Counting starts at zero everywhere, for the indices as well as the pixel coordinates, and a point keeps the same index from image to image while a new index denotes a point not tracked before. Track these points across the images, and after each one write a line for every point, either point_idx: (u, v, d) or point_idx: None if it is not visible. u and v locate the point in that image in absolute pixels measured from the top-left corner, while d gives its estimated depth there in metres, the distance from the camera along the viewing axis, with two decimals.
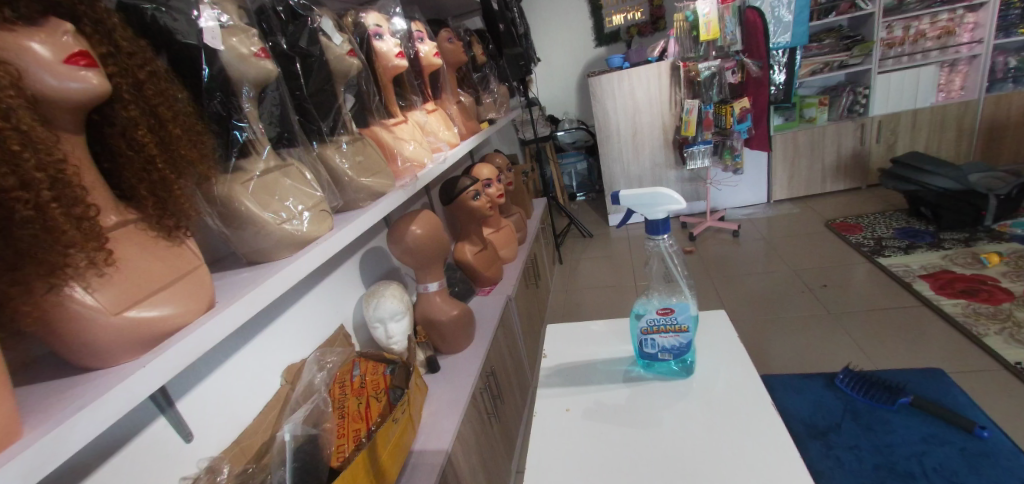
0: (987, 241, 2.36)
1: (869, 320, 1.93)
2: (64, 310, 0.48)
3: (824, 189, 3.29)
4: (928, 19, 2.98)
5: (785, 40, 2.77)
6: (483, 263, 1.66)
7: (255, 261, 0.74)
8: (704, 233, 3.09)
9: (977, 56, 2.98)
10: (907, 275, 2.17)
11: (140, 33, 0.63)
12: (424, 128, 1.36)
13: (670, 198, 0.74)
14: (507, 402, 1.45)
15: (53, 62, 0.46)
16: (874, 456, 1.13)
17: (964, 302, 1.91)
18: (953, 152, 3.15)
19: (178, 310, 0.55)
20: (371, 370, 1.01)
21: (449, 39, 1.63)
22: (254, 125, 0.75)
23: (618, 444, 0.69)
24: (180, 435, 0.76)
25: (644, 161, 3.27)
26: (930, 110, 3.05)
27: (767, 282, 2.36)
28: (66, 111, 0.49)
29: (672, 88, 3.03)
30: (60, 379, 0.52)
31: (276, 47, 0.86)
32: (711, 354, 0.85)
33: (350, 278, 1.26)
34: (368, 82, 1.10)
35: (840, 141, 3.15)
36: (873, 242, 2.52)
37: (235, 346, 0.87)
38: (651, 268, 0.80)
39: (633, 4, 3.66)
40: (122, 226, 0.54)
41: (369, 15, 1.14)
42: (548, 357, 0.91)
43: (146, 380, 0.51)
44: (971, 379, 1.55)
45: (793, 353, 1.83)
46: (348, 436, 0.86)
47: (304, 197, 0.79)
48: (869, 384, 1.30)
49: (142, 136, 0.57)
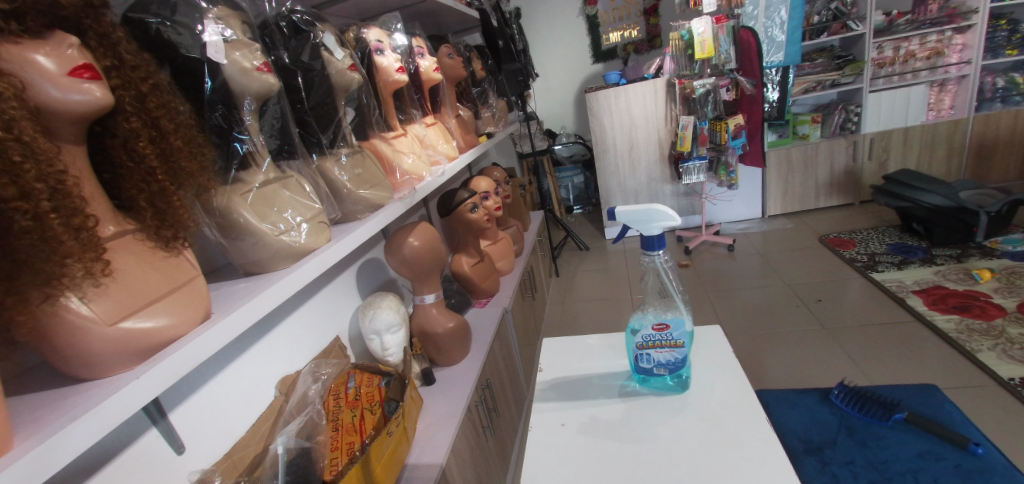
0: (979, 257, 2.38)
1: (864, 336, 1.94)
2: (60, 321, 0.48)
3: (818, 205, 3.32)
4: (917, 40, 3.03)
5: (778, 59, 2.82)
6: (480, 275, 1.66)
7: (252, 272, 0.75)
8: (699, 247, 3.11)
9: (965, 76, 3.04)
10: (900, 290, 2.19)
11: (144, 46, 0.64)
12: (423, 142, 1.37)
13: (664, 213, 0.75)
14: (502, 415, 1.45)
15: (56, 74, 0.47)
16: (870, 472, 1.13)
17: (957, 318, 1.92)
18: (944, 170, 3.20)
19: (173, 321, 0.55)
20: (365, 382, 1.01)
21: (448, 55, 1.65)
22: (254, 137, 0.76)
23: (613, 459, 0.69)
24: (171, 446, 0.75)
25: (641, 175, 3.30)
26: (921, 129, 3.11)
27: (763, 296, 2.37)
28: (68, 122, 0.49)
29: (668, 105, 3.07)
30: (53, 389, 0.52)
31: (278, 61, 0.88)
32: (706, 369, 0.85)
33: (346, 289, 1.26)
34: (369, 96, 1.12)
35: (833, 157, 3.19)
36: (866, 257, 2.54)
37: (229, 357, 0.87)
38: (647, 282, 0.81)
39: (630, 22, 3.75)
40: (120, 236, 0.55)
41: (371, 31, 1.16)
42: (543, 371, 0.91)
43: (139, 391, 0.50)
44: (964, 395, 1.55)
45: (788, 367, 1.83)
46: (341, 450, 0.86)
47: (302, 209, 0.80)
48: (864, 400, 1.30)
49: (143, 148, 0.58)
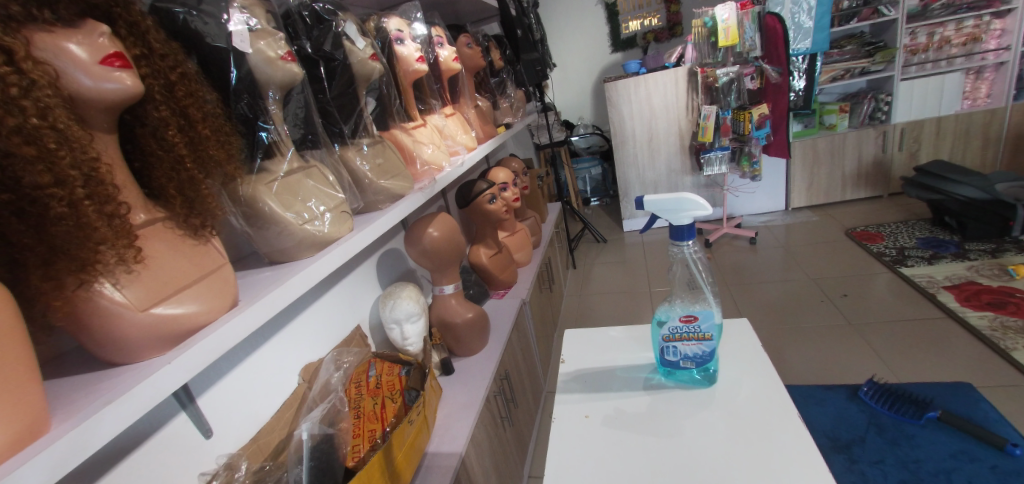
0: (1015, 252, 2.29)
1: (892, 332, 1.88)
2: (93, 305, 0.49)
3: (844, 197, 3.23)
4: (953, 25, 2.90)
5: (805, 47, 2.73)
6: (498, 266, 1.66)
7: (277, 260, 0.75)
8: (720, 241, 3.05)
9: (1004, 63, 2.91)
10: (931, 286, 2.12)
11: (171, 35, 0.65)
12: (442, 132, 1.37)
13: (695, 203, 0.72)
14: (521, 407, 1.45)
15: (89, 62, 0.48)
16: (900, 471, 1.10)
17: (991, 315, 1.86)
18: (979, 161, 3.07)
19: (203, 307, 0.56)
20: (386, 370, 1.01)
21: (467, 44, 1.64)
22: (279, 126, 0.76)
23: (637, 452, 0.68)
24: (200, 431, 0.77)
25: (660, 166, 3.24)
26: (955, 118, 2.99)
27: (786, 290, 2.33)
28: (100, 111, 0.50)
29: (689, 94, 3.00)
30: (88, 374, 0.53)
31: (300, 51, 0.88)
32: (734, 363, 0.83)
33: (367, 278, 1.26)
34: (390, 86, 1.11)
35: (861, 148, 3.09)
36: (895, 251, 2.47)
37: (254, 345, 0.88)
38: (674, 273, 0.79)
39: (650, 10, 3.67)
40: (151, 224, 0.55)
41: (391, 20, 1.15)
42: (566, 363, 0.91)
43: (170, 376, 0.51)
44: (999, 395, 1.50)
45: (813, 364, 1.79)
46: (363, 436, 0.87)
47: (326, 198, 0.80)
48: (894, 398, 1.25)
49: (173, 137, 0.59)
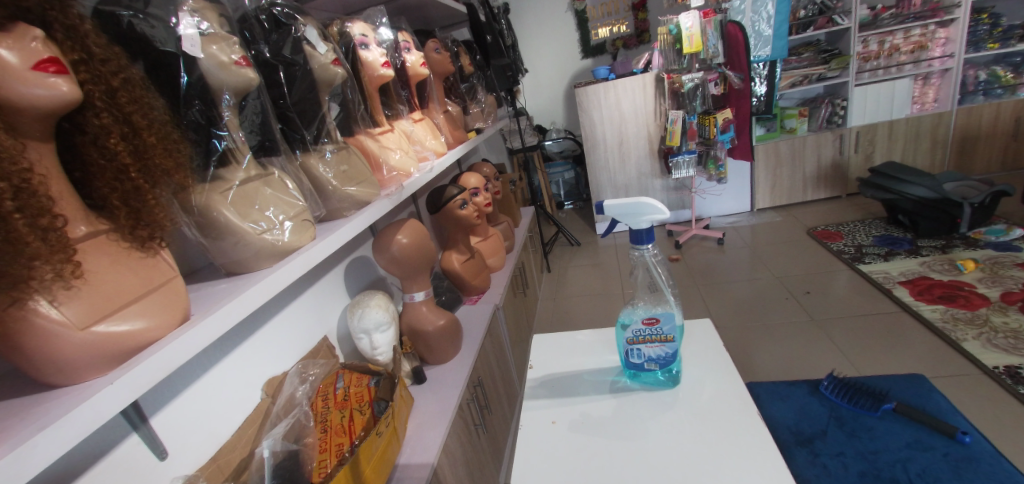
0: (963, 248, 2.42)
1: (852, 327, 1.96)
2: (28, 325, 0.46)
3: (806, 198, 3.35)
4: (902, 34, 3.06)
5: (765, 54, 2.82)
6: (471, 272, 1.65)
7: (234, 272, 0.73)
8: (690, 241, 3.12)
9: (949, 69, 3.08)
10: (887, 281, 2.22)
11: (115, 40, 0.62)
12: (410, 137, 1.35)
13: (654, 207, 0.73)
14: (495, 413, 1.44)
15: (20, 68, 0.45)
16: (860, 463, 1.10)
17: (942, 308, 1.95)
18: (928, 162, 3.24)
19: (151, 324, 0.54)
20: (354, 382, 0.99)
21: (436, 50, 1.63)
22: (235, 134, 0.73)
23: (603, 455, 0.69)
24: (153, 453, 0.73)
25: (630, 170, 3.30)
26: (906, 121, 3.14)
27: (752, 289, 2.39)
28: (33, 118, 0.47)
29: (657, 99, 3.07)
30: (23, 397, 0.50)
31: (258, 55, 0.86)
32: (697, 363, 0.84)
33: (334, 287, 1.24)
34: (354, 91, 1.10)
35: (820, 151, 3.22)
36: (853, 249, 2.57)
37: (214, 359, 0.85)
38: (636, 277, 0.80)
39: (619, 17, 3.75)
40: (92, 238, 0.53)
41: (356, 24, 1.13)
42: (534, 368, 0.91)
43: (113, 398, 0.48)
44: (950, 384, 1.58)
45: (778, 360, 1.84)
46: (330, 451, 0.83)
47: (285, 206, 0.78)
48: (854, 391, 1.26)
49: (115, 145, 0.56)
